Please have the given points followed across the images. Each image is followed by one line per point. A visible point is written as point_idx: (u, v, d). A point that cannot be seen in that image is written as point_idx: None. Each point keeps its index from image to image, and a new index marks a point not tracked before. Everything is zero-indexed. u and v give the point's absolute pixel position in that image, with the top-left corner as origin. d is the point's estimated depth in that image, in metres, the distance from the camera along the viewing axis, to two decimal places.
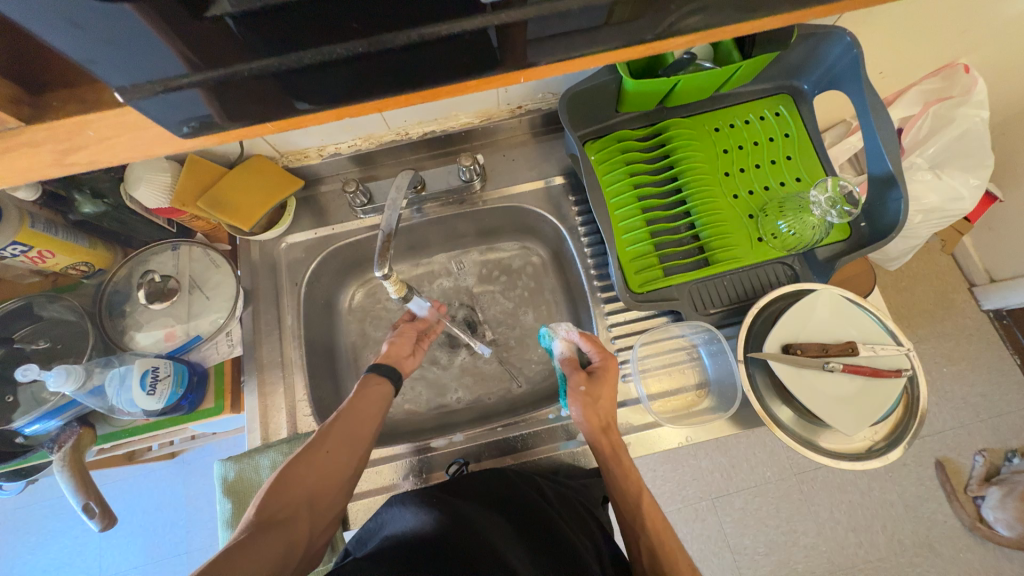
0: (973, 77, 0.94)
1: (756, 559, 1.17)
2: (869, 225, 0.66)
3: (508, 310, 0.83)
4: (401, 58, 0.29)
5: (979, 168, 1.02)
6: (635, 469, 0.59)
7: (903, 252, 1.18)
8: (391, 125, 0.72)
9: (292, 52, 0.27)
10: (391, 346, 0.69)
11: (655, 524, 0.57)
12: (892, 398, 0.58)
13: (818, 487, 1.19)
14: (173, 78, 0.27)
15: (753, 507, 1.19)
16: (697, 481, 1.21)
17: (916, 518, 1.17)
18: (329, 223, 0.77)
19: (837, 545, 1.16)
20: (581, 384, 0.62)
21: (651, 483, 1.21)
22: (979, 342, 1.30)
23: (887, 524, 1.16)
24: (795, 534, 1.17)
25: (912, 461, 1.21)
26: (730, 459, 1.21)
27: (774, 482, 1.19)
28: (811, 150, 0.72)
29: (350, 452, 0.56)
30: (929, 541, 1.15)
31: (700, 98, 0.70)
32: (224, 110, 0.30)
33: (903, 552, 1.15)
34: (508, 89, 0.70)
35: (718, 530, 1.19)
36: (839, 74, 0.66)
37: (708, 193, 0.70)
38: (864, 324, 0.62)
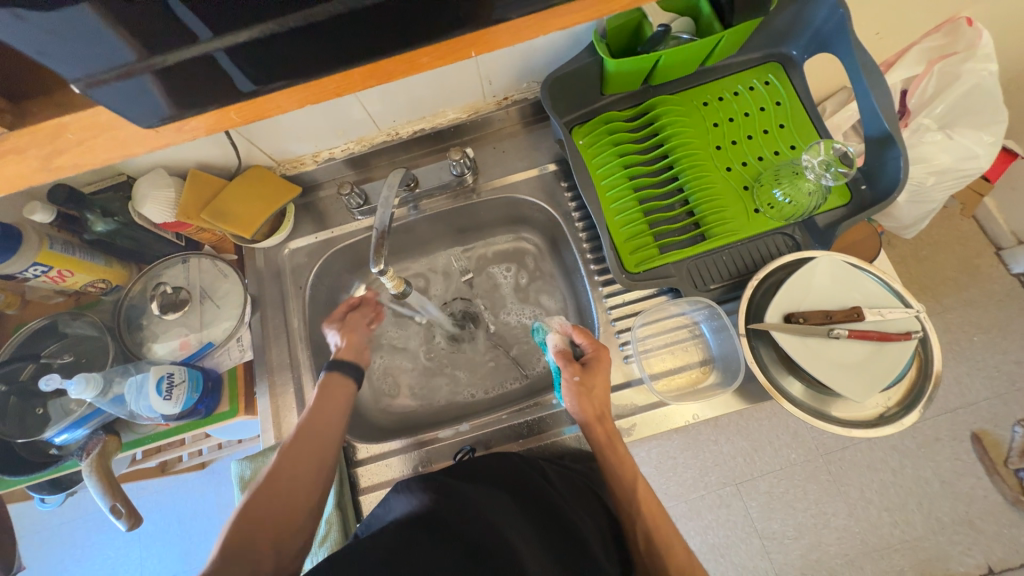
0: (977, 30, 0.91)
1: (785, 544, 1.15)
2: (870, 187, 0.65)
3: (510, 301, 0.85)
4: (337, 29, 0.30)
5: (992, 124, 0.98)
6: (631, 457, 0.59)
7: (917, 217, 1.15)
8: (380, 126, 0.74)
9: (249, 27, 0.29)
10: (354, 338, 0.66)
11: (652, 507, 0.57)
12: (900, 362, 0.56)
13: (847, 467, 1.17)
14: (122, 65, 0.28)
15: (778, 490, 1.17)
16: (719, 467, 1.18)
17: (954, 495, 1.16)
18: (329, 226, 0.79)
19: (870, 526, 1.14)
20: (574, 375, 0.61)
21: (673, 471, 1.19)
22: (1009, 307, 1.29)
23: (924, 502, 1.15)
24: (824, 516, 1.15)
25: (945, 435, 1.20)
26: (752, 443, 1.18)
27: (800, 464, 1.17)
28: (805, 117, 0.70)
29: (314, 475, 0.55)
30: (968, 518, 1.15)
31: (686, 74, 0.70)
32: (182, 96, 0.32)
33: (942, 530, 1.14)
34: (492, 81, 0.71)
35: (745, 515, 1.17)
36: (826, 37, 0.65)
37: (700, 168, 0.69)
38: (868, 288, 0.60)
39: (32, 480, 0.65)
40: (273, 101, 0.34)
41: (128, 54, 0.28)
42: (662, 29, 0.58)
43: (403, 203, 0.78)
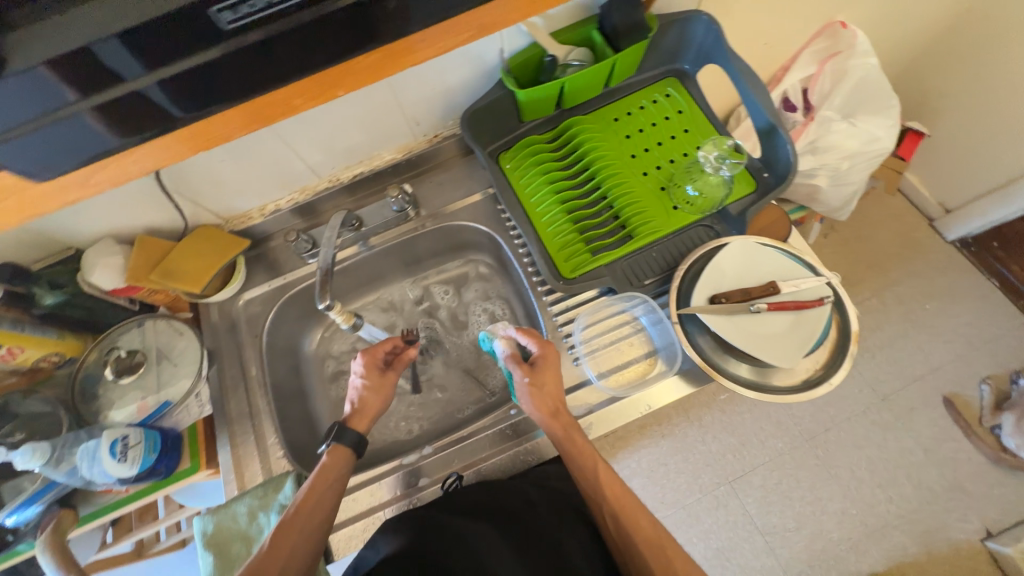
0: (852, 31, 1.03)
1: (788, 537, 1.15)
2: (771, 174, 0.71)
3: (467, 322, 0.88)
4: (237, 64, 0.39)
5: (886, 109, 1.12)
6: (589, 444, 0.61)
7: (844, 199, 1.24)
8: (320, 173, 0.79)
9: (167, 66, 0.37)
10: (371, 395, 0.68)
11: (617, 494, 0.60)
12: (819, 326, 0.60)
13: (833, 448, 1.22)
14: (64, 106, 0.37)
15: (773, 482, 1.18)
16: (710, 466, 1.19)
17: (939, 461, 1.23)
18: (281, 273, 0.82)
19: (866, 505, 1.17)
20: (526, 376, 0.63)
21: (666, 477, 1.18)
22: (953, 272, 1.43)
23: (911, 473, 1.21)
24: (820, 502, 1.17)
25: (920, 404, 1.29)
26: (739, 438, 1.21)
27: (787, 453, 1.20)
28: (706, 121, 0.77)
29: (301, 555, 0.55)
30: (958, 482, 1.21)
31: (594, 95, 0.77)
32: (116, 127, 0.40)
33: (936, 499, 1.19)
34: (418, 121, 0.76)
35: (743, 512, 1.17)
36: (709, 50, 0.73)
37: (619, 176, 0.75)
38: (781, 262, 0.65)
39: None
40: (224, 129, 0.42)
41: (65, 97, 0.36)
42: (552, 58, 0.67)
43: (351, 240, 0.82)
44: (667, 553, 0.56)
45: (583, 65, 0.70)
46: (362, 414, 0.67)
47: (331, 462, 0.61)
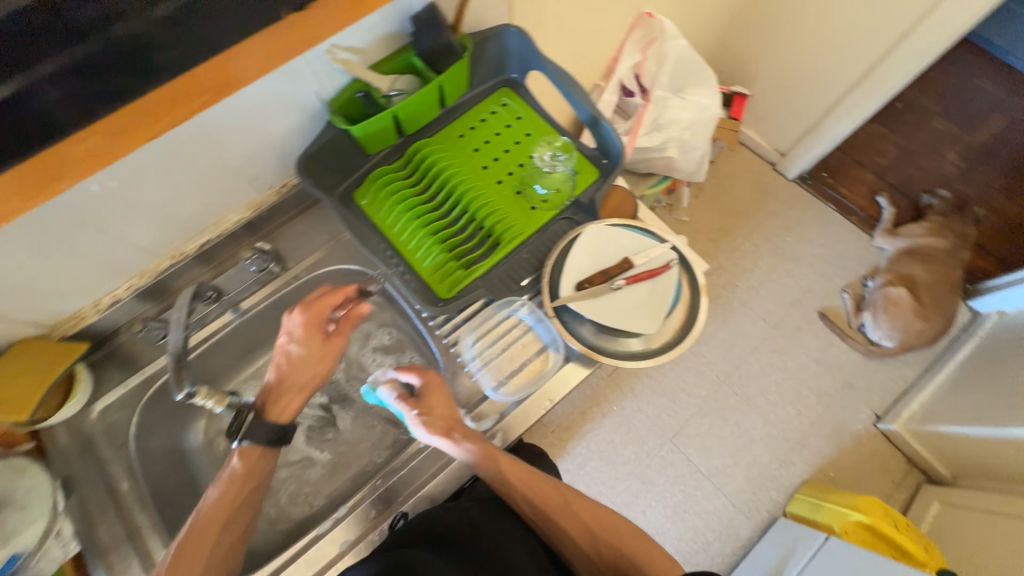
0: (659, 19, 1.17)
1: (729, 472, 1.43)
2: (609, 160, 0.77)
3: (366, 364, 0.86)
4: None
5: (705, 83, 1.27)
6: (488, 445, 0.63)
7: (698, 163, 1.38)
8: (159, 251, 0.72)
9: None
10: (301, 360, 0.66)
11: (523, 479, 0.63)
12: (672, 288, 0.67)
13: (746, 381, 1.52)
14: None
15: (705, 428, 1.48)
16: (652, 430, 1.48)
17: (828, 366, 1.52)
18: (140, 367, 0.74)
19: (783, 424, 1.47)
20: (415, 410, 0.63)
21: (616, 454, 1.47)
22: (804, 203, 1.70)
23: (810, 384, 1.51)
24: (748, 433, 1.47)
25: (804, 324, 1.57)
26: (668, 398, 1.51)
27: (710, 397, 1.51)
28: (544, 121, 0.82)
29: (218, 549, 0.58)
30: (847, 380, 1.51)
31: (433, 117, 0.78)
32: None
33: (834, 401, 1.49)
34: (256, 174, 0.73)
35: (688, 462, 1.44)
36: (527, 58, 0.78)
37: (475, 189, 0.77)
38: (632, 238, 0.71)
39: None
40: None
41: None
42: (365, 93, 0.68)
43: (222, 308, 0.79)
44: (571, 505, 0.63)
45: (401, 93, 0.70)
46: (292, 388, 0.66)
47: (243, 467, 0.61)
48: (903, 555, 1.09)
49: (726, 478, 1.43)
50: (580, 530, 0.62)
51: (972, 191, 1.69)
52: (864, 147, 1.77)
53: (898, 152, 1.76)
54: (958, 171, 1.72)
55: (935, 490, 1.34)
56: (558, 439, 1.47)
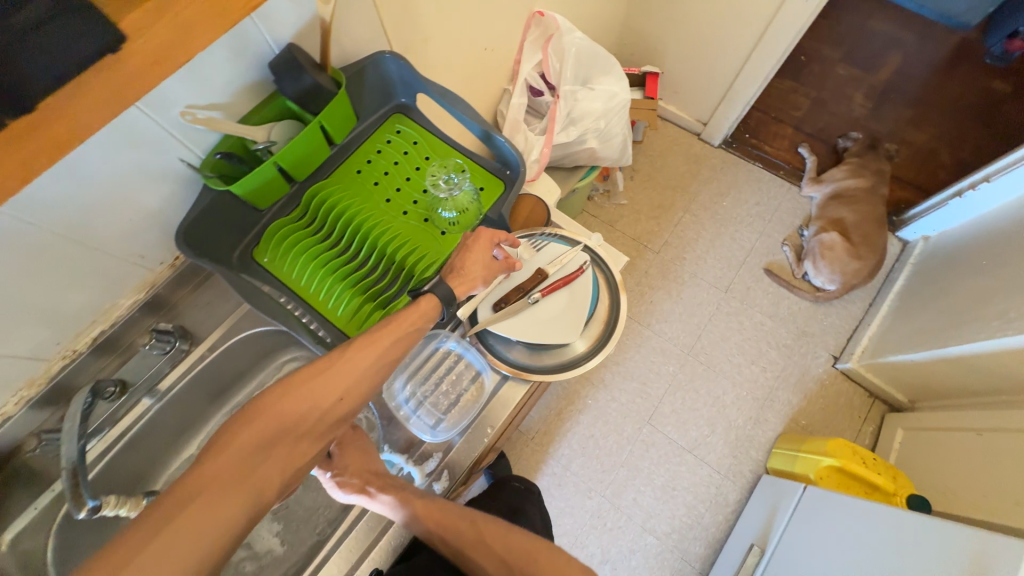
0: (550, 16, 1.17)
1: (709, 440, 1.46)
2: (511, 170, 0.78)
3: None
4: None
5: (610, 68, 1.30)
6: (395, 491, 0.61)
7: (620, 149, 1.40)
8: (46, 354, 0.65)
9: None
10: (471, 264, 0.61)
11: (438, 518, 0.59)
12: (588, 291, 0.67)
13: (710, 349, 1.55)
14: None
15: (678, 403, 1.50)
16: (628, 416, 1.48)
17: (783, 319, 1.57)
18: (52, 482, 0.70)
19: (751, 383, 1.51)
20: (327, 471, 0.63)
21: (599, 445, 1.46)
22: (733, 167, 1.75)
23: (770, 339, 1.55)
24: (720, 398, 1.50)
25: (753, 283, 1.61)
26: (639, 381, 1.52)
27: (679, 371, 1.53)
28: (441, 142, 0.80)
29: (355, 383, 0.53)
30: (803, 329, 1.56)
31: (323, 158, 0.74)
32: None
33: (794, 351, 1.54)
34: (141, 253, 0.67)
35: (668, 440, 1.46)
36: (410, 81, 0.76)
37: (382, 225, 0.74)
38: (541, 246, 0.70)
39: None
40: None
41: None
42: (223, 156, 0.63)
43: (135, 398, 0.77)
44: (487, 540, 0.55)
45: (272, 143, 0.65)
46: (462, 277, 0.61)
47: (423, 306, 0.57)
48: (877, 490, 1.14)
49: (706, 448, 1.45)
50: (497, 566, 0.53)
51: (883, 128, 1.78)
52: (779, 103, 1.83)
53: (811, 103, 1.83)
54: (866, 111, 1.81)
55: (899, 416, 1.39)
56: (538, 445, 1.46)
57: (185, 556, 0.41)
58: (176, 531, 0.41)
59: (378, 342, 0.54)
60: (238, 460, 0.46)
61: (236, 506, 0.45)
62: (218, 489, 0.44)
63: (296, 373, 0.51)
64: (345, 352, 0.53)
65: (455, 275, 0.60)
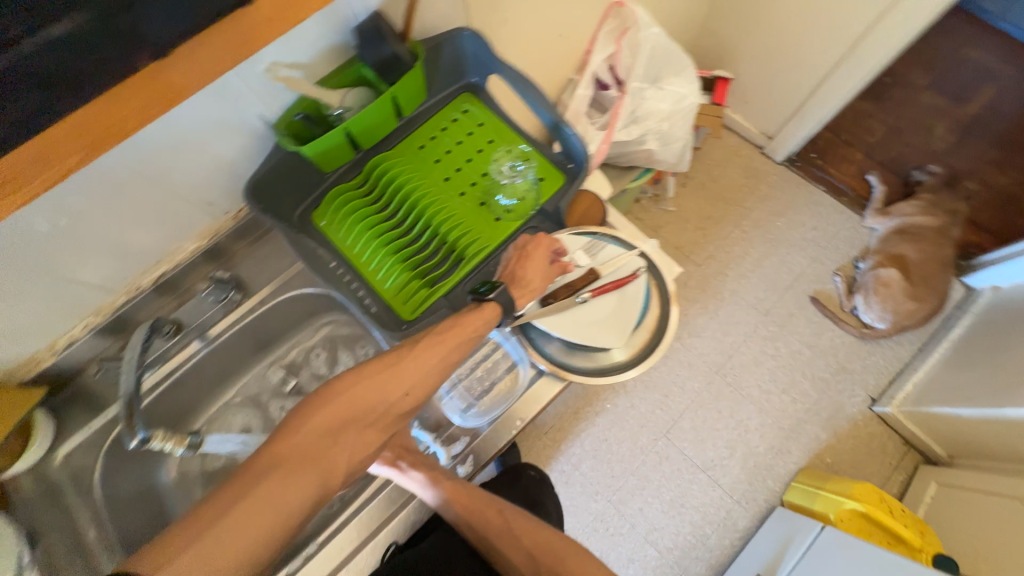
0: (630, 9, 1.13)
1: (725, 462, 1.42)
2: (575, 164, 0.75)
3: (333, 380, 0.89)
4: None
5: (682, 70, 1.24)
6: (428, 472, 0.62)
7: (679, 155, 1.36)
8: (114, 286, 0.70)
9: None
10: (528, 270, 0.62)
11: (467, 503, 0.60)
12: (640, 298, 0.64)
13: (739, 371, 1.50)
14: None
15: (698, 420, 1.46)
16: (645, 426, 1.47)
17: (823, 351, 1.51)
18: (105, 409, 0.73)
19: (778, 412, 1.46)
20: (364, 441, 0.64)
21: (611, 451, 1.45)
22: (791, 186, 1.67)
23: (805, 369, 1.49)
24: (743, 421, 1.46)
25: (796, 308, 1.55)
26: (661, 392, 1.49)
27: (704, 389, 1.49)
28: (507, 127, 0.78)
29: (418, 377, 0.55)
30: (841, 364, 1.49)
31: (389, 130, 0.74)
32: None
33: (829, 386, 1.48)
34: (210, 201, 0.70)
35: (682, 457, 1.43)
36: (484, 61, 0.74)
37: (438, 203, 0.74)
38: (596, 245, 0.68)
39: None
40: None
41: None
42: (306, 118, 0.65)
43: (187, 338, 0.79)
44: (517, 533, 0.57)
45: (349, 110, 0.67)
46: (522, 283, 0.62)
47: (488, 312, 0.58)
48: (900, 543, 1.08)
49: (722, 470, 1.42)
50: (524, 560, 0.54)
51: (962, 165, 1.66)
52: (852, 126, 1.73)
53: (887, 129, 1.71)
54: (946, 146, 1.68)
55: (933, 470, 1.32)
56: (552, 440, 1.45)
57: (257, 525, 0.44)
58: (253, 503, 0.45)
59: (444, 343, 0.56)
60: (310, 442, 0.50)
61: (306, 483, 0.48)
62: (290, 466, 0.48)
63: (368, 364, 0.54)
64: (412, 349, 0.55)
65: (518, 285, 0.61)
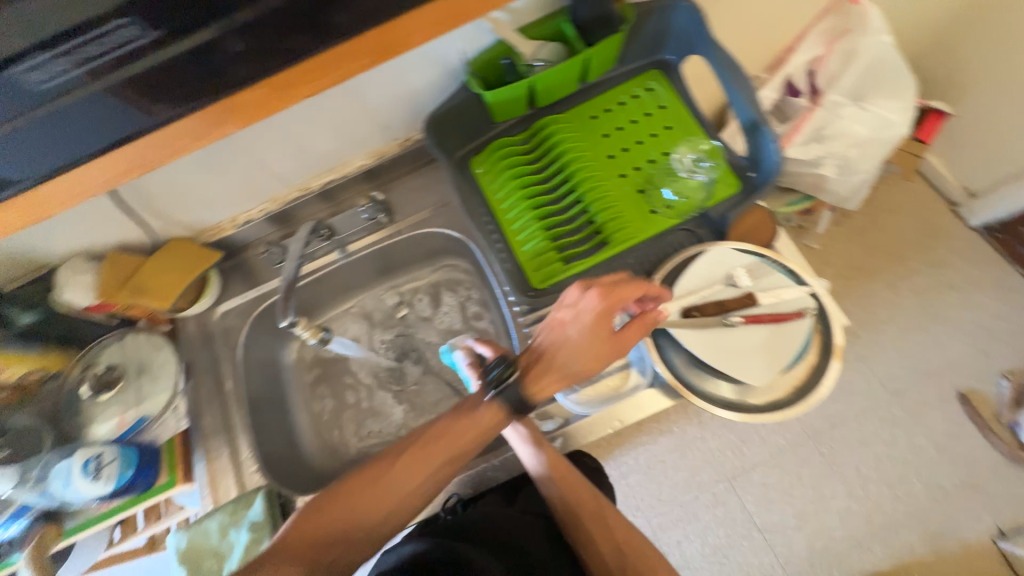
0: (863, 8, 0.95)
1: (789, 535, 1.15)
2: (758, 174, 0.66)
3: (438, 319, 0.90)
4: (165, 81, 0.44)
5: (901, 92, 1.03)
6: (536, 433, 0.64)
7: (855, 188, 1.17)
8: (290, 182, 0.78)
9: (121, 71, 0.43)
10: (576, 341, 0.55)
11: (564, 476, 0.64)
12: (798, 342, 0.57)
13: (838, 444, 1.19)
14: (54, 101, 0.43)
15: (772, 480, 1.18)
16: (709, 464, 1.21)
17: (951, 460, 1.16)
18: (257, 285, 0.82)
19: (873, 505, 1.14)
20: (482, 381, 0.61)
21: (663, 476, 1.22)
22: (975, 260, 1.31)
23: (921, 472, 1.16)
24: (823, 500, 1.16)
25: (932, 400, 1.21)
26: (739, 436, 1.22)
27: (789, 449, 1.20)
28: (690, 117, 0.72)
29: (414, 483, 0.57)
30: (970, 480, 1.15)
31: (568, 92, 0.72)
32: (114, 122, 0.45)
33: (947, 499, 1.14)
34: (386, 125, 0.74)
35: (742, 509, 1.18)
36: (689, 38, 0.67)
37: (595, 179, 0.71)
38: (761, 270, 0.61)
39: None
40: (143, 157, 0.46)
41: (73, 88, 0.43)
42: (510, 62, 0.64)
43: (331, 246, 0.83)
44: (607, 522, 0.62)
45: (547, 65, 0.65)
46: (557, 368, 0.56)
47: (494, 413, 0.58)
48: None
49: (785, 542, 1.15)
50: (609, 547, 0.60)
51: None
52: None
53: None
54: None
55: None
56: (604, 441, 1.23)
57: None
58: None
59: (451, 440, 0.58)
60: (310, 532, 0.54)
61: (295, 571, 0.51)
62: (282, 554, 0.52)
63: (372, 468, 0.58)
64: (412, 453, 0.58)
65: (554, 367, 0.56)
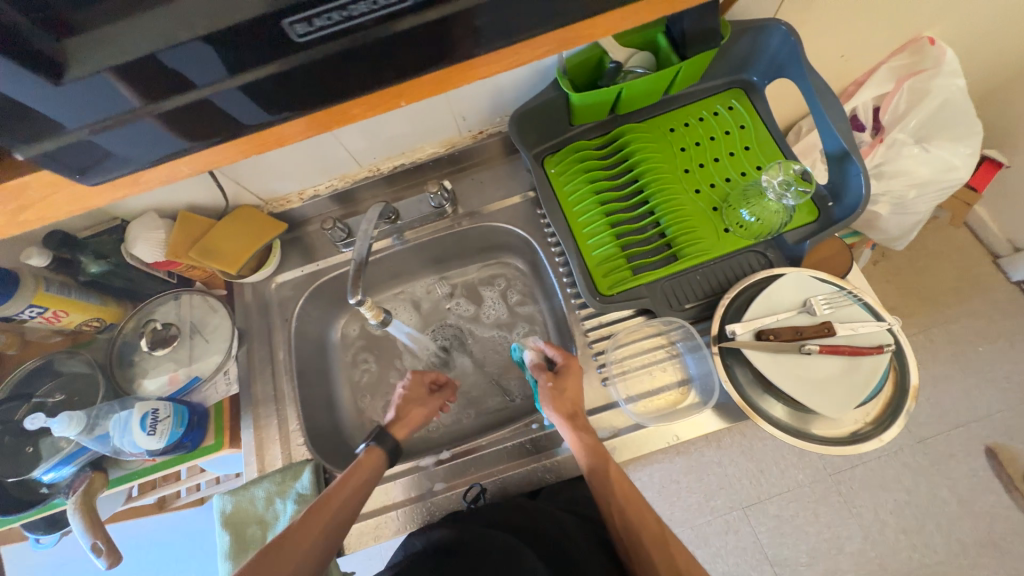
0: (940, 48, 0.93)
1: (799, 571, 1.13)
2: (837, 204, 0.66)
3: (484, 309, 0.91)
4: (275, 87, 0.31)
5: (969, 135, 1.03)
6: (600, 445, 0.62)
7: (905, 229, 1.16)
8: (361, 163, 0.78)
9: (217, 77, 0.30)
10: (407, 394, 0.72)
11: (626, 493, 0.60)
12: (875, 377, 0.56)
13: (857, 487, 1.15)
14: (117, 112, 0.30)
15: (788, 513, 1.16)
16: (724, 490, 1.18)
17: (973, 514, 1.13)
18: (315, 259, 0.82)
19: (887, 550, 1.12)
20: (547, 380, 0.66)
21: (676, 497, 1.18)
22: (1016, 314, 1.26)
23: (942, 523, 1.12)
24: (838, 540, 1.13)
25: (960, 451, 1.16)
26: (757, 465, 1.18)
27: (808, 485, 1.16)
28: (769, 140, 0.72)
29: (326, 529, 0.55)
30: (991, 538, 1.11)
31: (651, 102, 0.72)
32: (195, 130, 0.33)
33: (964, 553, 1.11)
34: (465, 116, 0.75)
35: (755, 541, 1.16)
36: (782, 64, 0.68)
37: (669, 191, 0.71)
38: (839, 301, 0.61)
39: (19, 519, 0.66)
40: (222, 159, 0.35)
41: (130, 100, 0.29)
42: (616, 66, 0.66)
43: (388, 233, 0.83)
44: (671, 550, 0.57)
45: (647, 73, 0.65)
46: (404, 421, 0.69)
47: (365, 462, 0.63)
48: None
49: (793, 575, 1.13)
50: None
51: None
52: None
53: None
54: None
55: None
56: None
57: None
58: None
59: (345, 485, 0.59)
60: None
61: None
62: None
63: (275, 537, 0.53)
64: (305, 514, 0.55)
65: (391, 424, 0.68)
